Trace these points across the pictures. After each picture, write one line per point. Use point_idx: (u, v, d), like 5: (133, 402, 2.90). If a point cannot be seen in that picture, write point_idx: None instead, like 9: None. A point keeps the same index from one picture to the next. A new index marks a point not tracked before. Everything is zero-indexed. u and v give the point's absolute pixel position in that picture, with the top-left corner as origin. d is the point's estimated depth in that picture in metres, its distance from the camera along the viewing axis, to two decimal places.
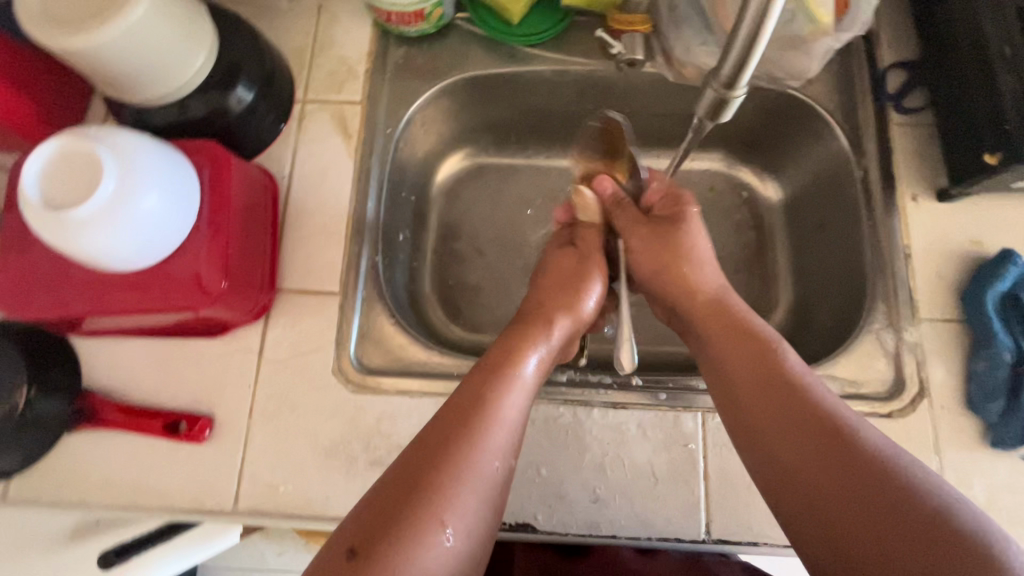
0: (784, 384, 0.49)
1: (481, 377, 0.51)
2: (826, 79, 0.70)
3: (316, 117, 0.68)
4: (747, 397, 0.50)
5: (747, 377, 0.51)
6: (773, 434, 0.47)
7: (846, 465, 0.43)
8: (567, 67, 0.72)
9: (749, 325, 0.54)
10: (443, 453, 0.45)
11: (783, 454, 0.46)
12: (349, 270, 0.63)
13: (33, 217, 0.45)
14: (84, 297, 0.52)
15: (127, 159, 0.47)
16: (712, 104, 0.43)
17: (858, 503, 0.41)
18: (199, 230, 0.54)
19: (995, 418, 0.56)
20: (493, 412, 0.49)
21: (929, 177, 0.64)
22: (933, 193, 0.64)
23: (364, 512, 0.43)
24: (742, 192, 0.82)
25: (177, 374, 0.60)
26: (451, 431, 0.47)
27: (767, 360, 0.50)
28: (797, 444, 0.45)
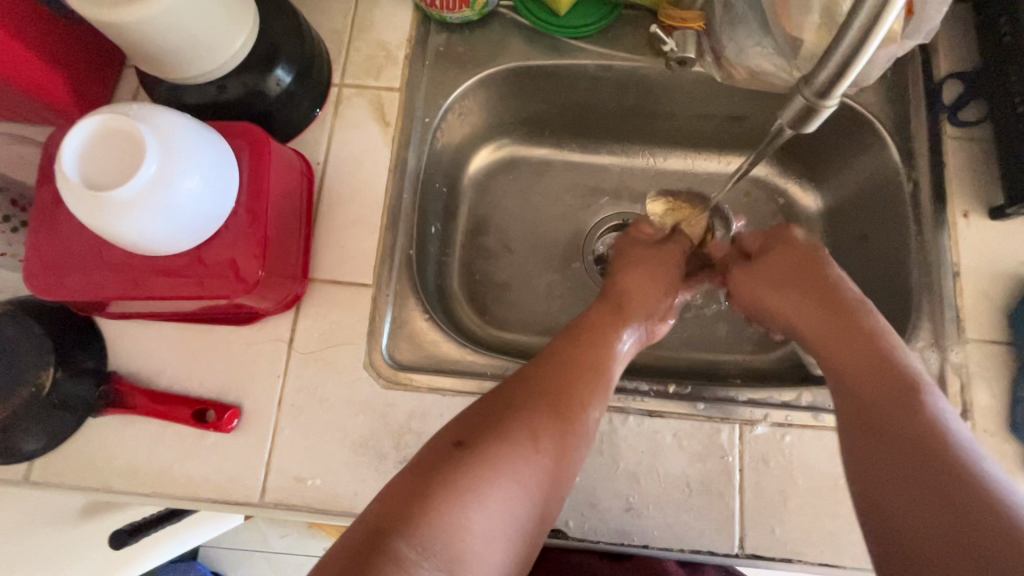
0: (875, 358, 0.49)
1: (553, 357, 0.53)
2: (879, 87, 0.68)
3: (354, 103, 0.66)
4: (837, 368, 0.52)
5: (839, 353, 0.52)
6: (852, 402, 0.48)
7: (928, 465, 0.41)
8: (612, 62, 0.70)
9: (858, 312, 0.54)
10: (493, 433, 0.46)
11: (861, 446, 0.46)
12: (383, 263, 0.62)
13: (71, 195, 0.43)
14: (116, 280, 0.51)
15: (170, 139, 0.46)
16: (801, 111, 0.43)
17: (938, 503, 0.39)
18: (237, 216, 0.52)
19: None
20: (547, 391, 0.50)
21: (983, 193, 0.62)
22: (986, 210, 0.62)
23: (422, 462, 0.45)
24: (779, 199, 0.81)
25: (205, 361, 0.59)
26: (504, 404, 0.49)
27: (862, 339, 0.51)
28: (866, 416, 0.46)
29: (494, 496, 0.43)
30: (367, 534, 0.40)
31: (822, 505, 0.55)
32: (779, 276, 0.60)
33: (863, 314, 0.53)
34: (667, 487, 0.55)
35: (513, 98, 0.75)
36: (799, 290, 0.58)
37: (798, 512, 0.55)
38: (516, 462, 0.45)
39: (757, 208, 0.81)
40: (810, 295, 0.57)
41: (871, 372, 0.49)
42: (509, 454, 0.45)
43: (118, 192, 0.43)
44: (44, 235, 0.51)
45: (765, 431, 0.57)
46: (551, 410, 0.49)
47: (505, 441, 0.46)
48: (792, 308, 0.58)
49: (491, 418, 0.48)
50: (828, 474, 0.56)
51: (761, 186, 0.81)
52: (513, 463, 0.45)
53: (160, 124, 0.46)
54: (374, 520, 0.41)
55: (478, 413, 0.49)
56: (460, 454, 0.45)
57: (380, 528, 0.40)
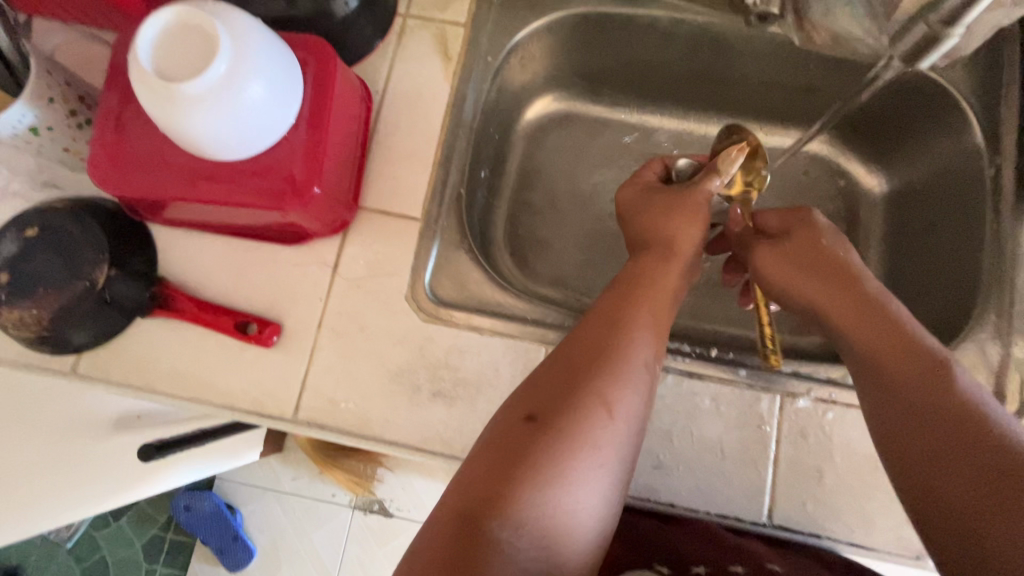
0: (923, 377, 0.43)
1: (572, 349, 0.49)
2: (971, 64, 0.63)
3: (417, 34, 0.65)
4: (879, 395, 0.45)
5: (879, 373, 0.46)
6: (909, 434, 0.43)
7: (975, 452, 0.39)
8: (684, 16, 0.67)
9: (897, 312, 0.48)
10: (566, 403, 0.45)
11: (902, 435, 0.43)
12: (432, 198, 0.61)
13: (144, 85, 0.44)
14: (176, 181, 0.51)
15: (241, 37, 0.45)
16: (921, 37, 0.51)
17: (988, 489, 0.38)
18: (297, 129, 0.52)
19: None
20: (579, 384, 0.46)
21: None
22: None
23: (471, 475, 0.42)
24: (841, 180, 0.77)
25: (251, 277, 0.59)
26: (538, 401, 0.45)
27: (903, 350, 0.45)
28: (936, 445, 0.41)
29: (579, 466, 0.43)
30: (460, 520, 0.40)
31: (859, 486, 0.54)
32: (798, 262, 0.53)
33: (894, 304, 0.47)
34: (700, 450, 0.54)
35: (577, 47, 0.72)
36: (818, 282, 0.51)
37: (832, 490, 0.54)
38: (561, 466, 0.42)
39: (817, 186, 0.78)
40: (830, 282, 0.51)
41: (906, 359, 0.45)
42: (586, 425, 0.44)
43: (190, 84, 0.43)
44: (109, 131, 0.52)
45: (807, 405, 0.55)
46: (599, 391, 0.45)
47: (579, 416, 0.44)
48: (811, 296, 0.52)
49: (547, 390, 0.46)
50: (869, 456, 0.54)
51: (823, 164, 0.78)
52: (586, 437, 0.43)
53: (230, 22, 0.45)
54: (466, 508, 0.40)
55: (532, 386, 0.46)
56: (530, 434, 0.43)
57: (472, 514, 0.40)
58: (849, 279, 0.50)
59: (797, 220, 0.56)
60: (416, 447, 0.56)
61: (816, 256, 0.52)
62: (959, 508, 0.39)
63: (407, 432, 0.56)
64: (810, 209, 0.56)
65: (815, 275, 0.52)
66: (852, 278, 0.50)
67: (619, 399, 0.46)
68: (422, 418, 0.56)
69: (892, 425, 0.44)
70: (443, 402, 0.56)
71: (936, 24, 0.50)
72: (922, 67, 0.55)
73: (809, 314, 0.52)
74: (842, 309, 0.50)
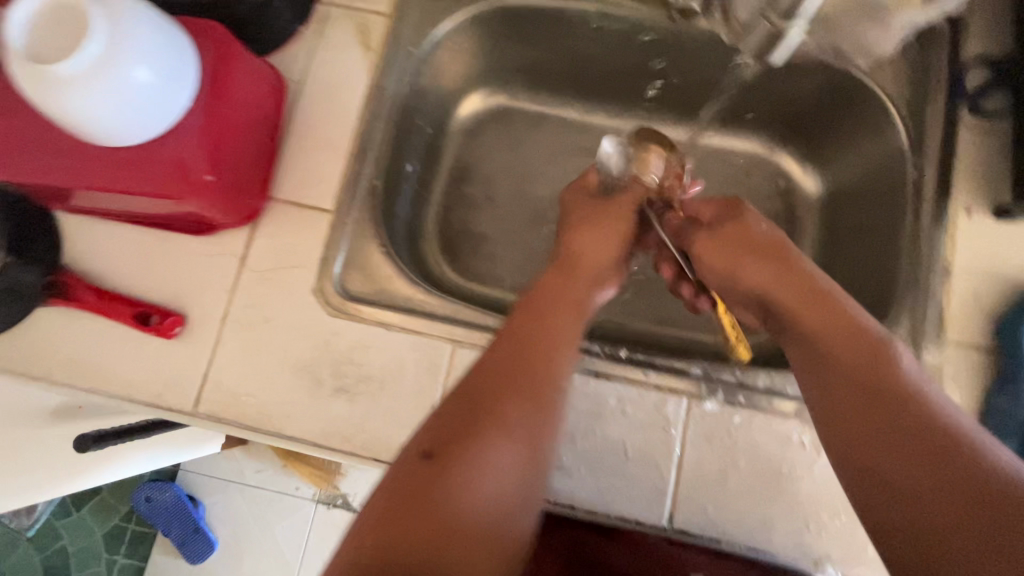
0: (868, 360, 0.44)
1: (487, 368, 0.47)
2: (899, 65, 0.63)
3: (338, 23, 0.63)
4: (829, 378, 0.45)
5: (829, 356, 0.45)
6: (857, 420, 0.42)
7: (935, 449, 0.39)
8: (614, 10, 0.66)
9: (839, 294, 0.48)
10: (467, 434, 0.43)
11: (852, 425, 0.43)
12: (346, 191, 0.60)
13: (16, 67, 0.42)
14: (66, 167, 0.50)
15: (120, 20, 0.44)
16: None
17: (937, 476, 0.38)
18: (191, 115, 0.50)
19: None
20: (490, 407, 0.44)
21: (991, 191, 0.58)
22: (992, 209, 0.58)
23: (377, 514, 0.39)
24: (780, 181, 0.76)
25: (156, 266, 0.58)
26: (450, 425, 0.43)
27: (848, 334, 0.45)
28: (884, 434, 0.41)
29: (478, 498, 0.41)
30: (366, 574, 0.36)
31: (762, 490, 0.53)
32: (736, 248, 0.53)
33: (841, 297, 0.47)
34: (603, 451, 0.54)
35: (509, 40, 0.71)
36: (758, 262, 0.51)
37: (735, 494, 0.53)
38: (473, 494, 0.41)
39: (755, 188, 0.77)
40: (775, 264, 0.51)
41: (858, 357, 0.44)
42: (486, 453, 0.42)
43: (64, 66, 0.42)
44: None
45: (714, 408, 0.55)
46: (511, 411, 0.45)
47: (483, 445, 0.43)
48: (761, 279, 0.51)
49: (443, 423, 0.43)
50: (773, 461, 0.53)
51: (762, 165, 0.77)
52: (494, 460, 0.42)
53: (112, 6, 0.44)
54: (366, 564, 0.37)
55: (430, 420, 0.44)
56: (432, 472, 0.41)
57: (379, 566, 0.36)
58: (784, 263, 0.50)
59: (734, 214, 0.56)
60: (317, 443, 0.55)
61: (750, 240, 0.53)
62: (929, 518, 0.38)
63: (308, 427, 0.55)
64: (739, 197, 0.57)
65: (757, 258, 0.52)
66: (794, 263, 0.50)
67: (534, 414, 0.45)
68: (325, 414, 0.55)
69: (850, 434, 0.43)
70: (345, 398, 0.55)
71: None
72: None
73: (758, 300, 0.52)
74: (796, 306, 0.48)
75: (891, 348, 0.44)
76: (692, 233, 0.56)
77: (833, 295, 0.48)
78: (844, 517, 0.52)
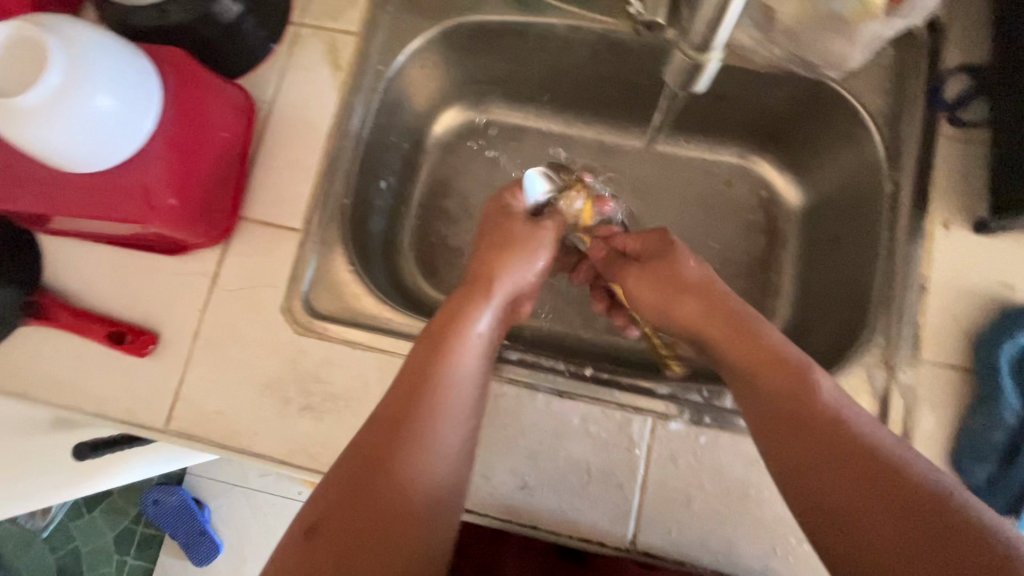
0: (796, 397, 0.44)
1: (378, 424, 0.45)
2: (876, 74, 0.61)
3: (308, 43, 0.64)
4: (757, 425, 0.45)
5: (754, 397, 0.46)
6: (793, 465, 0.43)
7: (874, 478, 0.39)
8: (583, 24, 0.65)
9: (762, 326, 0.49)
10: (352, 502, 0.42)
11: (793, 464, 0.43)
12: (315, 209, 0.61)
13: None
14: (37, 195, 0.52)
15: (77, 53, 0.45)
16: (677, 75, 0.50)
17: (883, 507, 0.38)
18: (155, 143, 0.52)
19: (979, 482, 0.50)
20: (383, 472, 0.43)
21: (970, 204, 0.56)
22: (971, 222, 0.56)
23: None
24: (762, 192, 0.75)
25: (130, 286, 0.59)
26: (339, 497, 0.42)
27: (771, 369, 0.46)
28: (823, 473, 0.41)
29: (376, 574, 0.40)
30: None
31: (728, 513, 0.52)
32: (664, 288, 0.55)
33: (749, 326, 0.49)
34: (567, 470, 0.53)
35: (483, 54, 0.72)
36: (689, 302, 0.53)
37: (700, 516, 0.52)
38: (372, 570, 0.40)
39: (735, 199, 0.76)
40: (697, 298, 0.53)
41: (781, 389, 0.45)
42: (378, 522, 0.41)
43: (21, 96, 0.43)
44: None
45: (679, 428, 0.54)
46: (398, 471, 0.43)
47: (390, 469, 0.43)
48: (688, 316, 0.53)
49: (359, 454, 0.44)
50: (739, 483, 0.53)
51: (744, 175, 0.76)
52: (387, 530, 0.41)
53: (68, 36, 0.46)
54: None
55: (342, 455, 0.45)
56: (316, 546, 0.40)
57: None
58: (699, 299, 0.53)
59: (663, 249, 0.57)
60: (283, 462, 0.55)
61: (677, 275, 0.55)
62: (874, 543, 0.38)
63: (275, 444, 0.56)
64: (663, 229, 0.59)
65: (686, 294, 0.54)
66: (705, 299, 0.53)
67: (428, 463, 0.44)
68: (291, 432, 0.56)
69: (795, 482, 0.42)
70: (311, 415, 0.56)
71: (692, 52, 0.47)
72: (703, 89, 0.51)
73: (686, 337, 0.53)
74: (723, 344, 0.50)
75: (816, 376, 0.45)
76: (625, 267, 0.59)
77: (754, 327, 0.49)
78: (813, 541, 0.51)
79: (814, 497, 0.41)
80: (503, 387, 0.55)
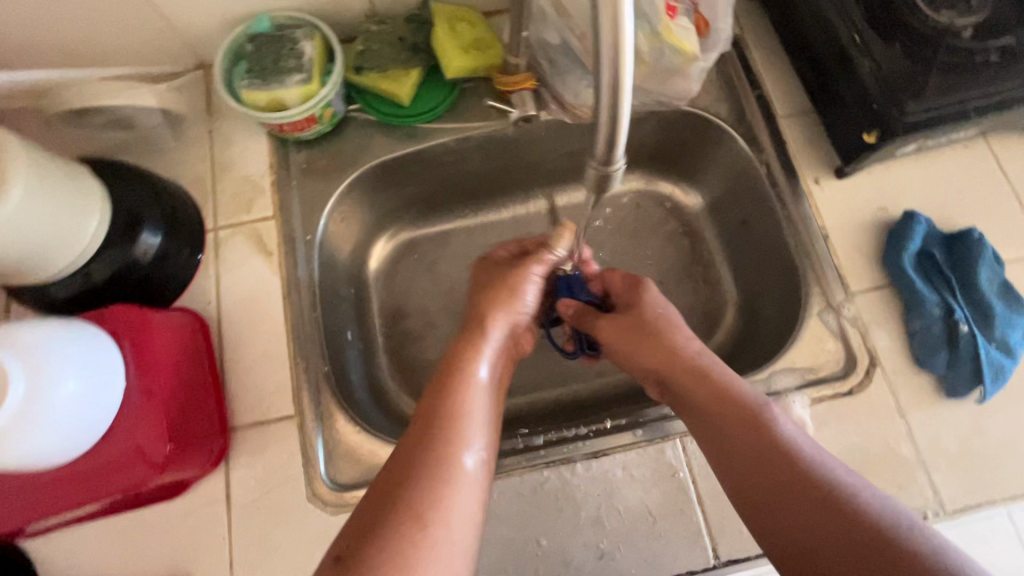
0: (781, 462, 0.45)
1: None
2: (710, 88, 0.74)
3: (232, 242, 0.67)
4: (738, 464, 0.47)
5: (735, 445, 0.48)
6: (769, 499, 0.44)
7: (809, 494, 0.43)
8: (467, 133, 0.73)
9: (750, 404, 0.49)
10: None
11: (785, 519, 0.43)
12: (301, 389, 0.62)
13: None
14: (26, 505, 0.50)
15: (32, 357, 0.45)
16: (596, 180, 0.46)
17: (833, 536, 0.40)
18: (131, 400, 0.52)
19: (943, 369, 0.59)
20: None
21: (825, 159, 0.69)
22: (833, 171, 0.68)
23: None
24: (665, 203, 0.87)
25: (144, 549, 0.56)
26: None
27: (767, 443, 0.46)
28: (792, 511, 0.43)
29: None
30: None
31: None
32: (635, 333, 0.59)
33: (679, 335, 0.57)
34: (632, 522, 0.56)
35: (390, 188, 0.77)
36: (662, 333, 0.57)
37: None
38: None
39: (647, 216, 0.87)
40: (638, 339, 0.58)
41: (772, 488, 0.45)
42: None
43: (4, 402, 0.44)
44: None
45: None
46: None
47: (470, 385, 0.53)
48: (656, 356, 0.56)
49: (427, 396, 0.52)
50: None
51: (647, 196, 0.87)
52: None
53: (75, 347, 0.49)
54: None
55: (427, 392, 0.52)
56: None
57: None
58: (665, 331, 0.57)
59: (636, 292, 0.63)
60: None
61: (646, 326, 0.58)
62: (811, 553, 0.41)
63: None
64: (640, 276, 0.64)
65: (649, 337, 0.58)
66: (678, 333, 0.57)
67: None
68: None
69: (762, 509, 0.45)
70: None
71: (600, 163, 0.45)
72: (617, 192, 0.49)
73: (665, 384, 0.56)
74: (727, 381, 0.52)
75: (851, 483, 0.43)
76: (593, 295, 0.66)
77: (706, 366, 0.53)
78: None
79: (788, 535, 0.43)
80: (543, 473, 0.58)
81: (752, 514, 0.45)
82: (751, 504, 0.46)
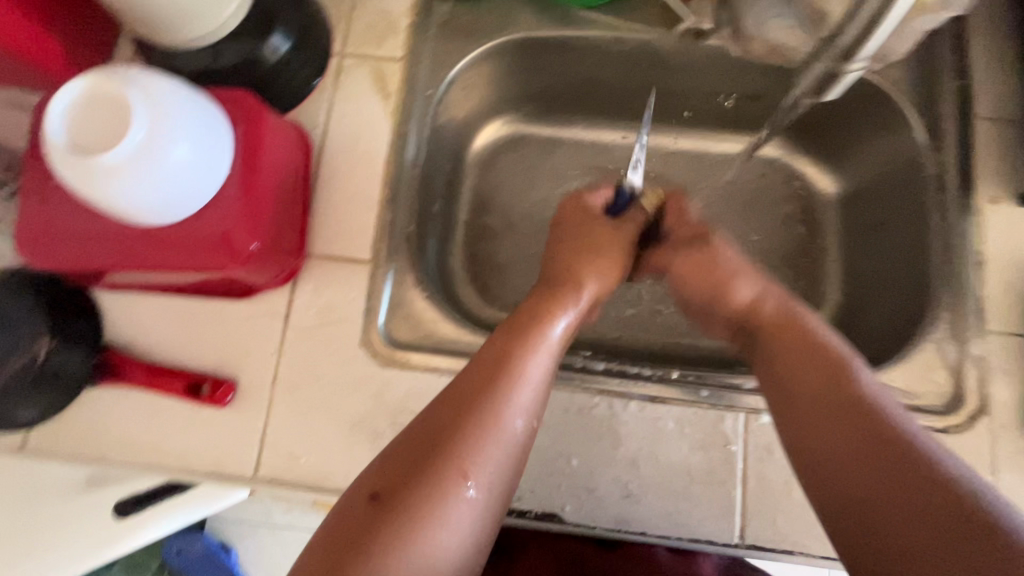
0: (853, 412, 0.42)
1: None
2: (907, 64, 0.65)
3: (354, 73, 0.64)
4: (807, 413, 0.44)
5: (807, 386, 0.45)
6: (833, 450, 0.42)
7: (876, 448, 0.40)
8: (621, 36, 0.68)
9: (827, 343, 0.47)
10: None
11: (846, 479, 0.40)
12: (381, 239, 0.60)
13: (59, 159, 0.43)
14: (110, 251, 0.50)
15: (158, 107, 0.44)
16: (825, 74, 0.53)
17: (900, 493, 0.38)
18: (230, 186, 0.51)
19: None
20: None
21: (1013, 180, 0.60)
22: (1016, 196, 0.59)
23: None
24: (794, 182, 0.79)
25: (200, 336, 0.58)
26: None
27: (840, 387, 0.44)
28: (861, 470, 0.40)
29: None
30: None
31: None
32: (708, 274, 0.56)
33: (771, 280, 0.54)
34: (667, 475, 0.54)
35: (519, 71, 0.72)
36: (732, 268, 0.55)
37: (801, 505, 0.53)
38: None
39: (770, 189, 0.79)
40: (712, 279, 0.55)
41: (842, 440, 0.41)
42: None
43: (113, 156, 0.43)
44: (35, 205, 0.51)
45: (771, 419, 0.55)
46: None
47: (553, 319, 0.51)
48: (746, 294, 0.53)
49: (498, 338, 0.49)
50: None
51: (778, 168, 0.79)
52: None
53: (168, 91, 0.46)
54: None
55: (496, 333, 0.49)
56: None
57: None
58: (747, 272, 0.55)
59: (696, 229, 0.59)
60: None
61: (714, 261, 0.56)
62: (873, 510, 0.38)
63: None
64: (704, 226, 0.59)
65: (729, 277, 0.55)
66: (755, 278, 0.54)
67: None
68: None
69: (819, 465, 0.42)
70: None
71: (834, 61, 0.52)
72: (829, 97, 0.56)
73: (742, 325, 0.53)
74: (806, 333, 0.48)
75: (924, 442, 0.40)
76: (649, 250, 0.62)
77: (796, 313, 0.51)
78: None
79: (848, 492, 0.40)
80: (594, 397, 0.56)
81: (808, 470, 0.43)
82: (806, 462, 0.43)
